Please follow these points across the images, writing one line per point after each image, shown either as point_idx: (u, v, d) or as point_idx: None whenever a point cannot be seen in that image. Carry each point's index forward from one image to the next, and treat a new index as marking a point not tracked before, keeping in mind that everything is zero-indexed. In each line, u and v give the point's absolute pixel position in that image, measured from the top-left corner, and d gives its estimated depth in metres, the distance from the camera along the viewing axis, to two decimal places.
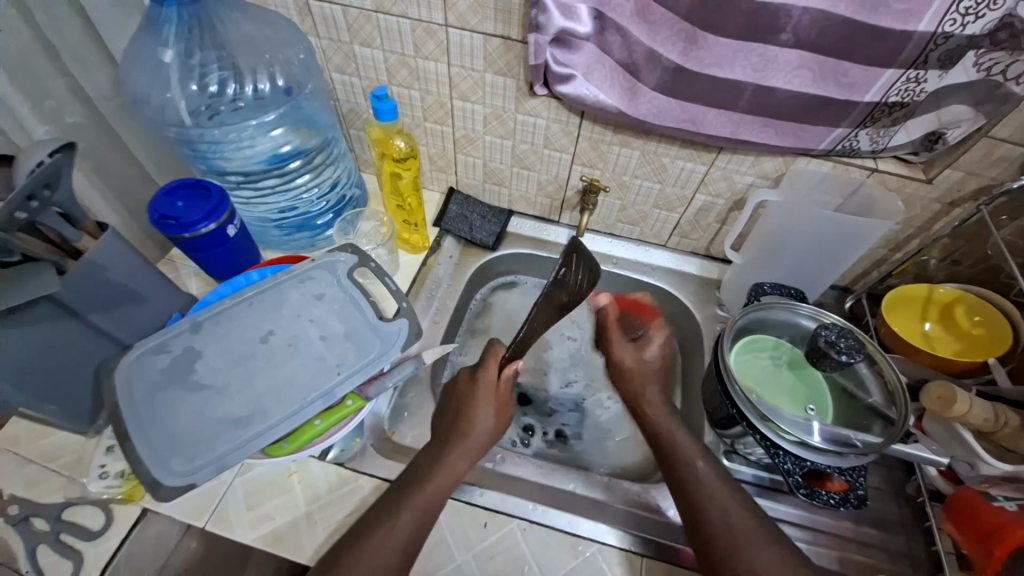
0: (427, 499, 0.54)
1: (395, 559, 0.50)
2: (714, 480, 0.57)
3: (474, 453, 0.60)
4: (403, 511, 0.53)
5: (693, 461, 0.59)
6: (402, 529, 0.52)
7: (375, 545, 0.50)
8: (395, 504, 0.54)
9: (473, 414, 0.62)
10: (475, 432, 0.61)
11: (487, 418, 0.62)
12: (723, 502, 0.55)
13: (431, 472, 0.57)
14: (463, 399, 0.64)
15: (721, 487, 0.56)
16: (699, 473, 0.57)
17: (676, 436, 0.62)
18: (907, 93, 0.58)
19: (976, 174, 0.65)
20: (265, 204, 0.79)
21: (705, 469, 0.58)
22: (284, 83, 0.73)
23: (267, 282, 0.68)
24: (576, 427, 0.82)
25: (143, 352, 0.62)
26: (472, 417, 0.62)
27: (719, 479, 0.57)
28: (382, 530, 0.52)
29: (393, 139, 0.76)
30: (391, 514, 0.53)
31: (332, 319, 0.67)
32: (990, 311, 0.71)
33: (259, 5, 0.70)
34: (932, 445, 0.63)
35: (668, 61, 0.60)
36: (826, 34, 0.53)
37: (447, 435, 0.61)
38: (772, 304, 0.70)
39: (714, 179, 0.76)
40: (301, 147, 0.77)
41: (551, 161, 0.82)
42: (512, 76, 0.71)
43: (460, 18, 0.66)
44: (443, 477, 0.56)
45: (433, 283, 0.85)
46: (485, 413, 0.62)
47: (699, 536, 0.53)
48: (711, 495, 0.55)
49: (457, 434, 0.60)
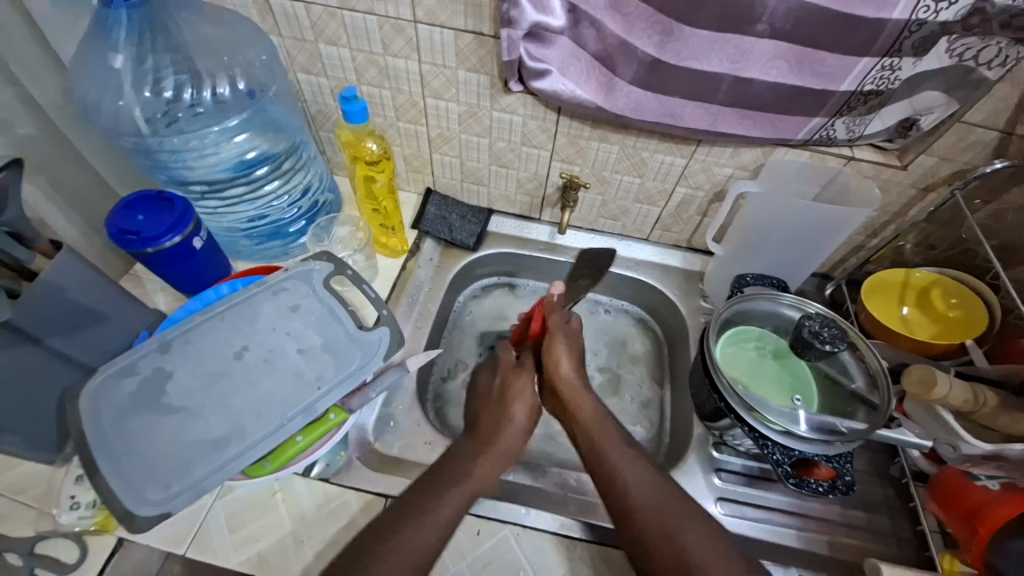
0: (467, 492, 0.57)
1: (432, 548, 0.51)
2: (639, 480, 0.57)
3: (510, 453, 0.64)
4: (442, 503, 0.55)
5: (638, 490, 0.56)
6: (441, 521, 0.53)
7: (414, 535, 0.52)
8: (433, 500, 0.55)
9: (510, 425, 0.66)
10: (505, 445, 0.64)
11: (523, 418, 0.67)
12: (662, 523, 0.53)
13: (457, 475, 0.58)
14: (506, 397, 0.70)
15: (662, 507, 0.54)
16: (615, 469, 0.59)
17: (614, 465, 0.59)
18: (882, 81, 0.57)
19: (950, 159, 0.66)
20: (232, 214, 0.75)
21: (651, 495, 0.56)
22: (245, 87, 0.70)
23: (238, 295, 0.65)
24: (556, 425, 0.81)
25: (109, 376, 0.58)
26: (504, 431, 0.66)
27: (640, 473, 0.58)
28: (424, 518, 0.53)
29: (364, 141, 0.73)
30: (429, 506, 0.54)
31: (309, 331, 0.64)
32: (965, 293, 0.73)
33: (215, 4, 0.66)
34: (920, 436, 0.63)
35: (644, 54, 0.59)
36: (802, 24, 0.52)
37: (477, 444, 0.64)
38: (756, 295, 0.71)
39: (693, 171, 0.76)
40: (268, 152, 0.73)
41: (529, 159, 0.81)
42: (485, 73, 0.69)
43: (429, 14, 0.64)
44: (480, 472, 0.59)
45: (414, 287, 0.83)
46: (524, 415, 0.68)
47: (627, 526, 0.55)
48: (669, 540, 0.52)
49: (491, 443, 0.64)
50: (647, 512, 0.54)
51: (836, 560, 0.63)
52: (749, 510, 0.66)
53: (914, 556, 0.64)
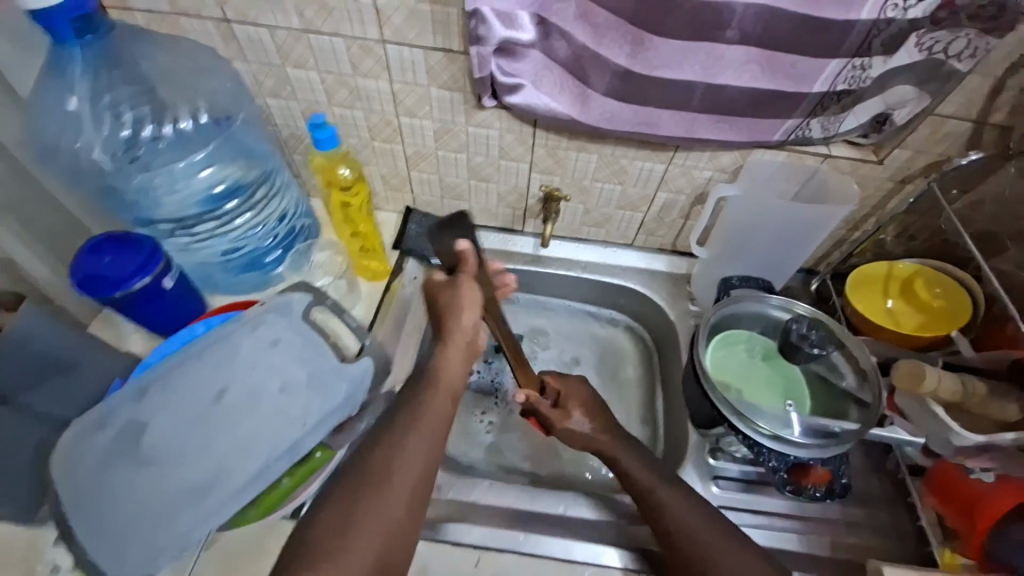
0: (423, 441, 0.52)
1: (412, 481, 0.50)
2: (675, 505, 0.58)
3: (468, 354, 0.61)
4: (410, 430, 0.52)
5: (678, 518, 0.57)
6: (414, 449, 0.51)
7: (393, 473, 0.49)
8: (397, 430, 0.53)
9: (443, 354, 0.60)
10: (449, 376, 0.59)
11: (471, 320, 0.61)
12: (705, 547, 0.55)
13: (411, 415, 0.54)
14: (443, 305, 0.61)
15: (705, 536, 0.55)
16: (655, 494, 0.59)
17: (655, 491, 0.60)
18: (853, 80, 0.57)
19: (924, 152, 0.67)
20: (205, 248, 0.72)
21: (690, 520, 0.57)
22: (208, 116, 0.68)
23: (217, 334, 0.62)
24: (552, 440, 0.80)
25: (83, 430, 0.56)
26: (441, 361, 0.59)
27: (677, 497, 0.59)
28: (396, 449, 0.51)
29: (337, 167, 0.71)
30: (393, 456, 0.50)
31: (291, 367, 0.61)
32: (949, 283, 0.73)
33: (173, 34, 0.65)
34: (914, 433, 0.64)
35: (616, 65, 0.58)
36: (773, 27, 0.52)
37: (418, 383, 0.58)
38: (744, 298, 0.71)
39: (673, 176, 0.75)
40: (238, 183, 0.70)
41: (508, 172, 0.80)
42: (458, 89, 0.68)
43: (396, 33, 0.63)
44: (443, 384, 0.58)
45: (399, 309, 0.81)
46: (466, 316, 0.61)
47: (672, 552, 0.56)
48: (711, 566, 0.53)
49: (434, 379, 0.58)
50: (686, 536, 0.56)
51: (839, 560, 0.63)
52: (749, 515, 0.66)
53: (916, 551, 0.63)
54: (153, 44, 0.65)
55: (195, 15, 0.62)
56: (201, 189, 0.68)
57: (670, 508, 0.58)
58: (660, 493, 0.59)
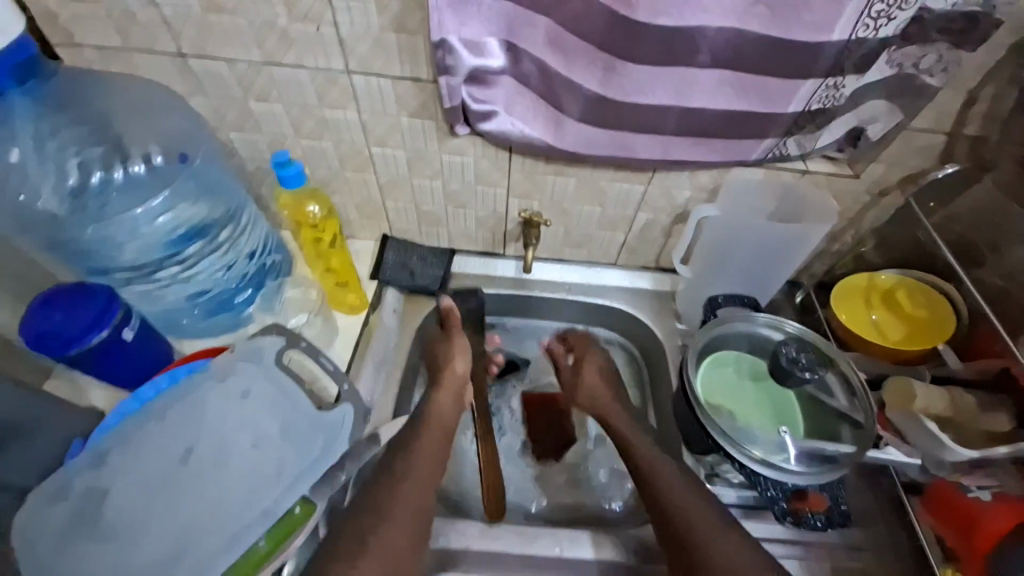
0: (422, 481, 0.60)
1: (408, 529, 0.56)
2: (671, 480, 0.60)
3: (458, 398, 0.68)
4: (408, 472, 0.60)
5: (673, 496, 0.59)
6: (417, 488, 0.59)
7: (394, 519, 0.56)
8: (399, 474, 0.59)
9: (436, 397, 0.67)
10: (441, 415, 0.66)
11: (462, 365, 0.70)
12: (696, 536, 0.57)
13: (413, 451, 0.61)
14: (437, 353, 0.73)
15: (698, 518, 0.58)
16: (653, 465, 0.62)
17: (655, 465, 0.62)
18: (828, 99, 0.57)
19: (900, 165, 0.67)
20: (169, 295, 0.68)
21: (686, 499, 0.59)
22: (162, 157, 0.65)
23: (181, 388, 0.59)
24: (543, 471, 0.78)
25: (37, 503, 0.52)
26: (433, 403, 0.66)
27: (677, 474, 0.61)
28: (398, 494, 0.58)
29: (305, 205, 0.74)
30: (396, 492, 0.58)
31: (263, 420, 0.59)
32: (931, 295, 0.72)
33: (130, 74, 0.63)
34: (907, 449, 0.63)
35: (589, 91, 0.56)
36: (744, 52, 0.51)
37: (414, 424, 0.64)
38: (732, 318, 0.70)
39: (653, 197, 0.74)
40: (199, 225, 0.67)
41: (486, 197, 0.77)
42: (429, 117, 0.66)
43: (362, 63, 0.60)
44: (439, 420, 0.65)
45: (378, 344, 0.78)
46: (459, 360, 0.70)
47: (666, 531, 0.59)
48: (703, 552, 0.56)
49: (428, 419, 0.65)
50: (680, 516, 0.58)
51: None
52: None
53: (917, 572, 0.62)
54: (101, 92, 0.63)
55: (148, 50, 0.60)
56: (159, 234, 0.64)
57: (669, 484, 0.60)
58: (661, 468, 0.62)
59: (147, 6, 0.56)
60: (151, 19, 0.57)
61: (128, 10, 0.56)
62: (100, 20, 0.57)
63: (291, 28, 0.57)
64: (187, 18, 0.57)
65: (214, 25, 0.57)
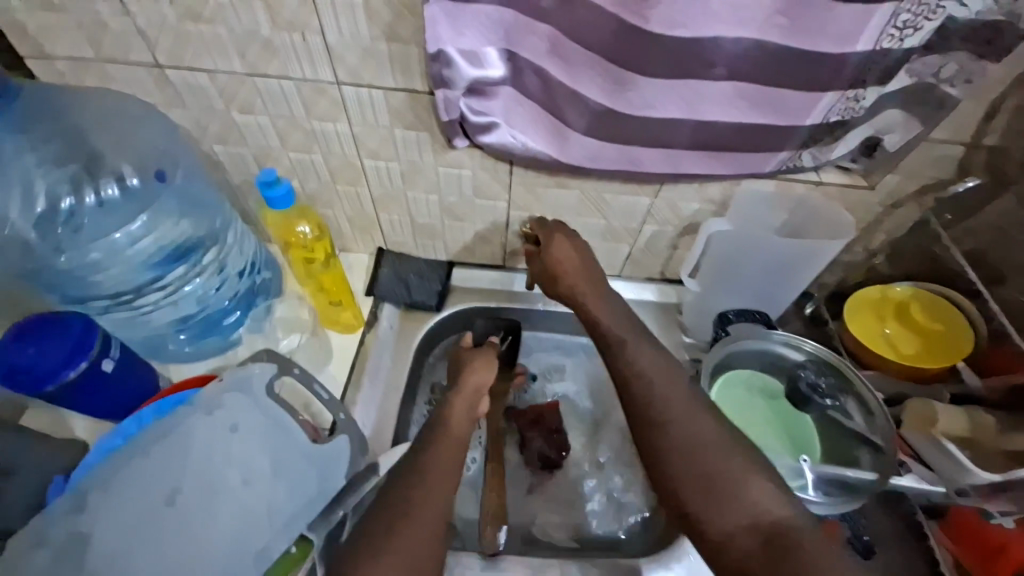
0: (444, 485, 0.51)
1: (434, 540, 0.47)
2: (652, 370, 0.53)
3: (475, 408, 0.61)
4: (429, 471, 0.51)
5: (652, 394, 0.52)
6: (439, 490, 0.50)
7: (414, 531, 0.47)
8: (418, 472, 0.52)
9: (450, 403, 0.60)
10: (455, 424, 0.57)
11: (485, 376, 0.64)
12: (669, 425, 0.50)
13: (431, 452, 0.54)
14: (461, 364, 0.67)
15: (676, 412, 0.50)
16: (629, 359, 0.54)
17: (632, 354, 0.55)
18: (846, 112, 0.54)
19: (916, 176, 0.64)
20: (153, 320, 0.65)
21: (664, 395, 0.51)
22: (137, 178, 0.62)
23: (166, 423, 0.55)
24: (547, 493, 0.76)
25: (15, 550, 0.48)
26: (447, 411, 0.59)
27: (658, 364, 0.54)
28: (424, 499, 0.49)
29: (295, 224, 0.68)
30: (418, 495, 0.49)
31: (255, 456, 0.56)
32: (944, 305, 0.70)
33: (104, 87, 0.59)
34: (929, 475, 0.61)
35: (595, 104, 0.53)
36: (761, 63, 0.48)
37: (428, 433, 0.56)
38: (744, 337, 0.67)
39: (659, 209, 0.71)
40: (180, 248, 0.64)
41: (485, 210, 0.74)
42: (425, 129, 0.62)
43: (352, 73, 0.57)
44: (458, 421, 0.58)
45: (375, 363, 0.74)
46: (484, 372, 0.64)
47: (637, 421, 0.52)
48: (676, 439, 0.49)
49: (443, 430, 0.56)
50: (658, 408, 0.51)
51: None
52: None
53: None
54: (68, 108, 0.59)
55: (123, 60, 0.56)
56: (138, 260, 0.61)
57: (644, 378, 0.53)
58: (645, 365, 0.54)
59: (120, 15, 0.52)
60: (125, 28, 0.53)
61: (100, 19, 0.53)
62: (72, 30, 0.54)
63: (274, 36, 0.54)
64: (164, 27, 0.53)
65: (192, 34, 0.54)
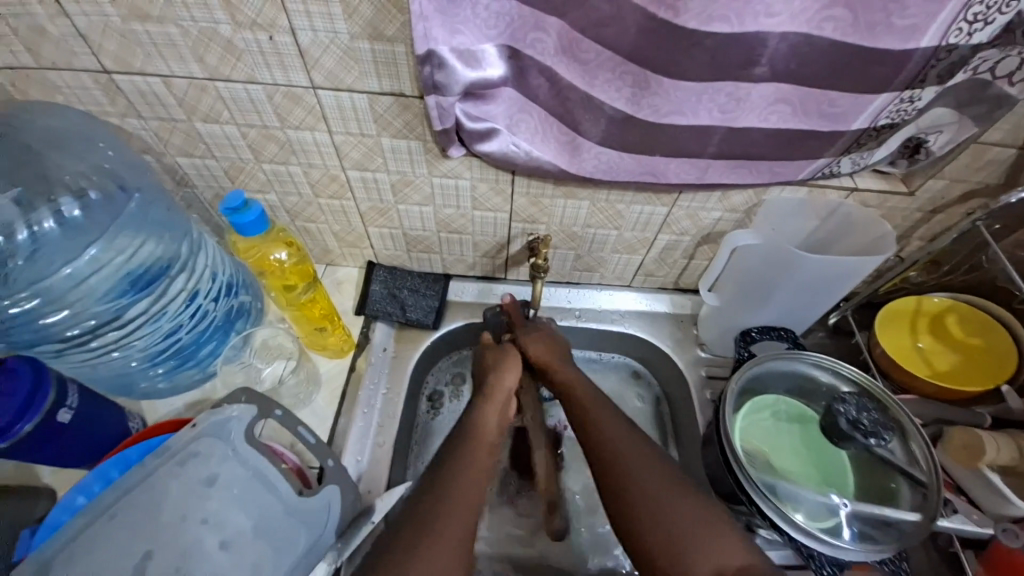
0: (470, 498, 0.49)
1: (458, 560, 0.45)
2: (626, 445, 0.53)
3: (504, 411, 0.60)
4: (455, 486, 0.50)
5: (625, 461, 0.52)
6: (465, 500, 0.49)
7: (439, 550, 0.45)
8: (446, 484, 0.50)
9: (482, 406, 0.58)
10: (487, 430, 0.56)
11: (513, 377, 0.62)
12: (653, 502, 0.49)
13: (457, 463, 0.52)
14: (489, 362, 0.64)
15: (654, 484, 0.50)
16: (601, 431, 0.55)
17: (600, 431, 0.55)
18: (898, 114, 0.48)
19: (962, 180, 0.58)
20: (119, 358, 0.59)
21: (640, 466, 0.51)
22: (79, 207, 0.53)
23: (132, 480, 0.49)
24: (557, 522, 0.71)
25: None
26: (479, 417, 0.57)
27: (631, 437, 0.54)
28: (450, 518, 0.47)
29: (270, 252, 0.63)
30: (447, 507, 0.48)
31: (232, 513, 0.50)
32: (983, 319, 0.66)
33: (49, 98, 0.52)
34: (975, 514, 0.56)
35: (612, 109, 0.46)
36: (808, 62, 0.42)
37: (459, 437, 0.55)
38: (770, 357, 0.61)
39: (677, 219, 0.64)
40: (141, 280, 0.56)
41: (485, 222, 0.67)
42: (416, 138, 0.55)
43: (330, 77, 0.49)
44: (489, 428, 0.56)
45: (368, 392, 0.68)
46: (513, 372, 0.62)
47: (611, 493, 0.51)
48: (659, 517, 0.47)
49: (476, 433, 0.55)
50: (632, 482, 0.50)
51: None
52: None
53: None
54: (13, 125, 0.52)
55: (66, 67, 0.49)
56: (95, 297, 0.54)
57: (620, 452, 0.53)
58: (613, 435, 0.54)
59: (59, 17, 0.45)
60: (65, 32, 0.45)
61: (36, 23, 0.45)
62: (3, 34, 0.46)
63: (236, 37, 0.46)
64: (109, 30, 0.46)
65: (141, 35, 0.46)
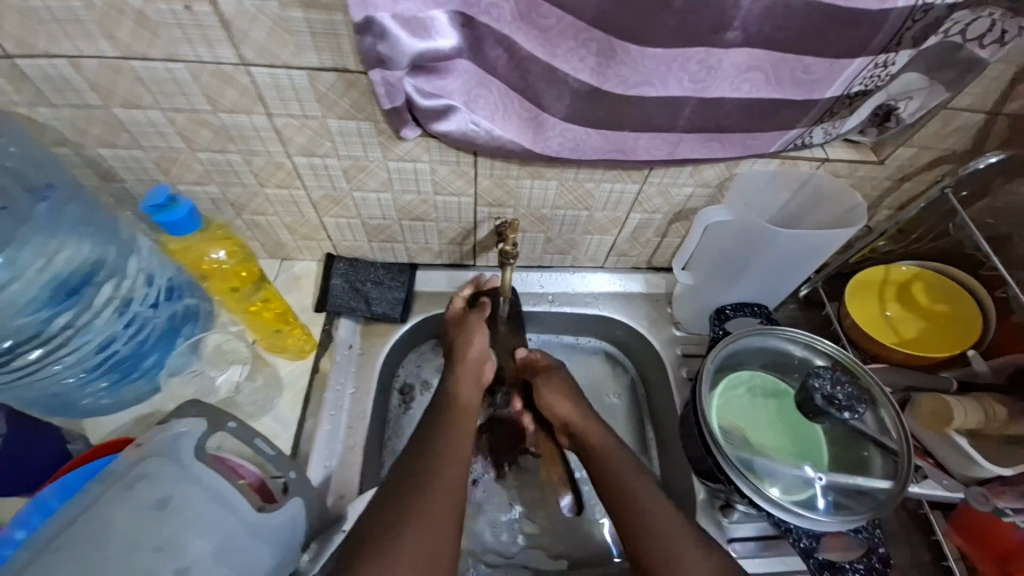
0: (456, 475, 0.51)
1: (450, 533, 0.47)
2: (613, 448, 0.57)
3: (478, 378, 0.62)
4: (444, 465, 0.51)
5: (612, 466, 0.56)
6: (452, 481, 0.50)
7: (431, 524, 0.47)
8: (433, 462, 0.51)
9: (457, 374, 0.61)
10: (465, 400, 0.59)
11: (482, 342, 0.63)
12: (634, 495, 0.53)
13: (440, 437, 0.54)
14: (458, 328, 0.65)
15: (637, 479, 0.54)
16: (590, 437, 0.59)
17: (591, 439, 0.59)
18: (872, 80, 0.46)
19: (930, 147, 0.57)
20: (48, 379, 0.53)
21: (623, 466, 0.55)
22: None
23: (78, 509, 0.45)
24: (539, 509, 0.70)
25: None
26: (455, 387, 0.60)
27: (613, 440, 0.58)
28: (438, 495, 0.49)
29: (209, 251, 0.59)
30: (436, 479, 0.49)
31: (186, 537, 0.44)
32: (948, 286, 0.66)
33: None
34: (944, 479, 0.58)
35: (577, 82, 0.43)
36: (782, 26, 0.39)
37: (434, 429, 0.55)
38: (745, 334, 0.61)
39: (649, 196, 0.62)
40: (64, 292, 0.50)
41: (448, 207, 0.63)
42: (366, 118, 0.50)
43: (262, 52, 0.44)
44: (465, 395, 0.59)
45: (334, 393, 0.64)
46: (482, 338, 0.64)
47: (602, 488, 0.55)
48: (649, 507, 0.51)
49: (455, 405, 0.58)
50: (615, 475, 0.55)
51: None
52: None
53: None
54: None
55: None
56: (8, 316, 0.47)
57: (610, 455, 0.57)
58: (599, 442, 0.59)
59: None
60: None
61: None
62: None
63: (147, 7, 0.40)
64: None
65: (38, 10, 0.40)
